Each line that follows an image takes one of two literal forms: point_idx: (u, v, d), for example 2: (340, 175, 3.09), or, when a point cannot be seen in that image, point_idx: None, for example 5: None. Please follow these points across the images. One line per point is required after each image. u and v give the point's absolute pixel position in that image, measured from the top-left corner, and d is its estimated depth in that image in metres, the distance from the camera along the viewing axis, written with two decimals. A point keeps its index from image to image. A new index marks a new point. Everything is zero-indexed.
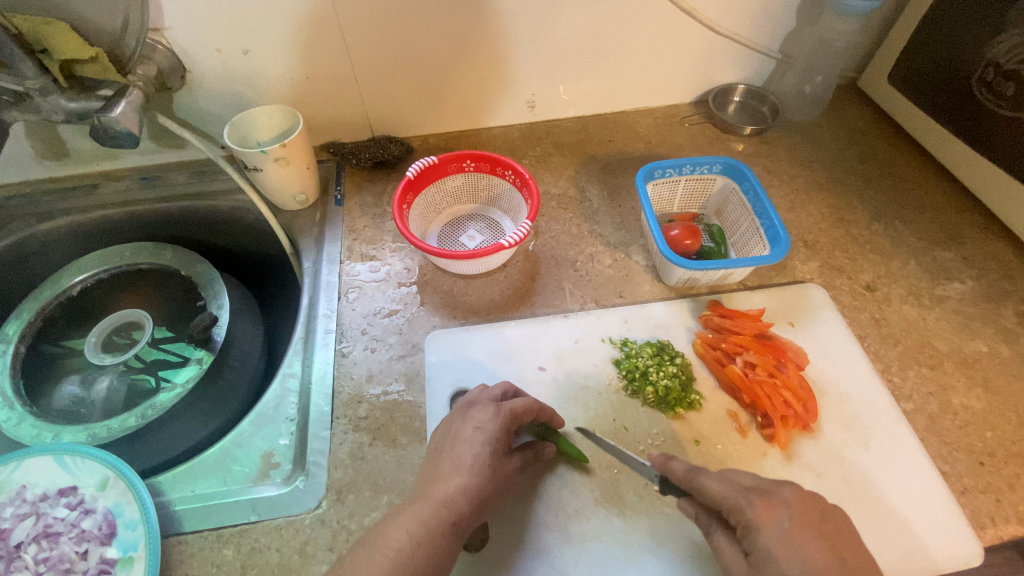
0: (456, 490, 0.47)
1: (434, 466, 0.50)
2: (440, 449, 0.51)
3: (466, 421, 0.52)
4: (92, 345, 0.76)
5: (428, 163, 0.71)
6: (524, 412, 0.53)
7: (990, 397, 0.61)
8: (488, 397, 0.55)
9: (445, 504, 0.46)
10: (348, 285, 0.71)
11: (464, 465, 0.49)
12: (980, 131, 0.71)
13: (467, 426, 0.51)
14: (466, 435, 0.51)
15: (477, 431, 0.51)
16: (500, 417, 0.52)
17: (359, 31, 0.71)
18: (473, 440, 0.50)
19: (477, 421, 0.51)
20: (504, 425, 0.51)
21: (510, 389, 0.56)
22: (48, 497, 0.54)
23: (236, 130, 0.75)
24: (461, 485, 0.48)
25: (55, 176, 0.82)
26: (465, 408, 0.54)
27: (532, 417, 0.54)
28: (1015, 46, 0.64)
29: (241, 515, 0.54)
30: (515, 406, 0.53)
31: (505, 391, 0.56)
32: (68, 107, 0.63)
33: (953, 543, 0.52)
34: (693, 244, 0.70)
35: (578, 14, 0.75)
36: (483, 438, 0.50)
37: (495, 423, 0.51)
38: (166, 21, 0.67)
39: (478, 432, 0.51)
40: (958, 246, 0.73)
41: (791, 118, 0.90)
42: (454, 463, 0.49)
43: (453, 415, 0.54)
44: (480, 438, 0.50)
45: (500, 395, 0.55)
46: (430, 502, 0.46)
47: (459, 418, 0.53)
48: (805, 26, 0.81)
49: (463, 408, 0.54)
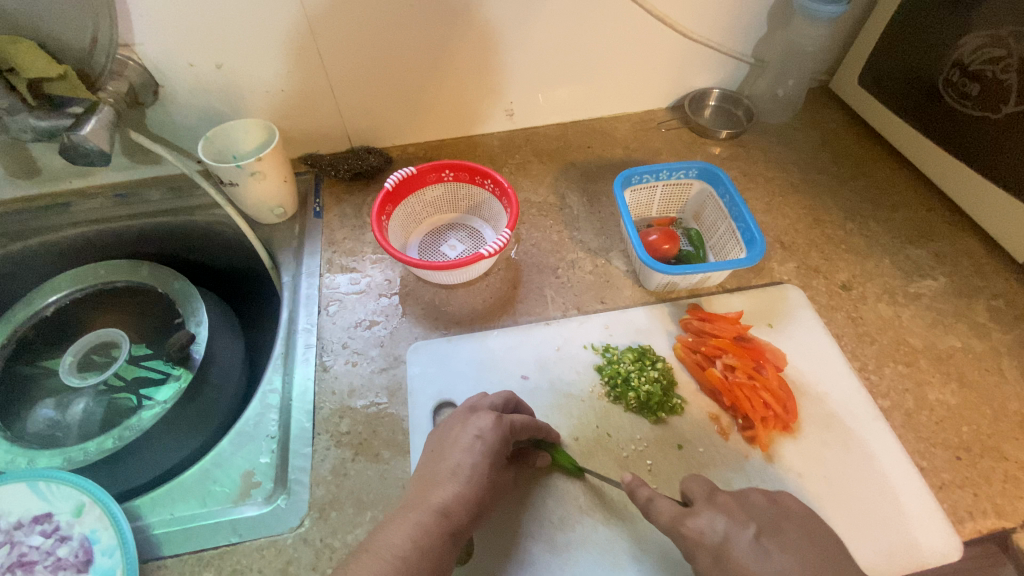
0: (452, 497, 0.47)
1: (430, 472, 0.49)
2: (438, 452, 0.51)
3: (467, 428, 0.51)
4: (66, 366, 0.74)
5: (406, 174, 0.71)
6: (523, 428, 0.52)
7: (964, 392, 0.62)
8: (488, 404, 0.54)
9: (444, 512, 0.46)
10: (328, 298, 0.70)
11: (462, 473, 0.48)
12: (947, 130, 0.72)
13: (469, 433, 0.50)
14: (465, 443, 0.50)
15: (477, 441, 0.50)
16: (501, 429, 0.51)
17: (334, 43, 0.71)
18: (472, 448, 0.49)
19: (477, 429, 0.50)
20: (505, 437, 0.51)
21: (510, 400, 0.56)
22: (23, 525, 0.53)
23: (210, 145, 0.74)
24: (458, 492, 0.47)
25: (26, 195, 0.80)
26: (465, 414, 0.53)
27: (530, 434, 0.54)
28: (978, 47, 0.66)
29: (222, 537, 0.53)
30: (515, 420, 0.52)
31: (506, 401, 0.56)
32: (37, 126, 0.62)
33: (928, 534, 0.53)
34: (671, 249, 0.71)
35: (553, 23, 0.75)
36: (481, 449, 0.49)
37: (495, 432, 0.50)
38: (137, 37, 0.66)
39: (477, 440, 0.50)
40: (930, 243, 0.75)
41: (766, 121, 0.91)
42: (450, 470, 0.48)
43: (453, 420, 0.53)
44: (479, 448, 0.49)
45: (503, 405, 0.55)
46: (429, 509, 0.46)
47: (459, 424, 0.52)
48: (776, 31, 0.83)
49: (464, 414, 0.53)
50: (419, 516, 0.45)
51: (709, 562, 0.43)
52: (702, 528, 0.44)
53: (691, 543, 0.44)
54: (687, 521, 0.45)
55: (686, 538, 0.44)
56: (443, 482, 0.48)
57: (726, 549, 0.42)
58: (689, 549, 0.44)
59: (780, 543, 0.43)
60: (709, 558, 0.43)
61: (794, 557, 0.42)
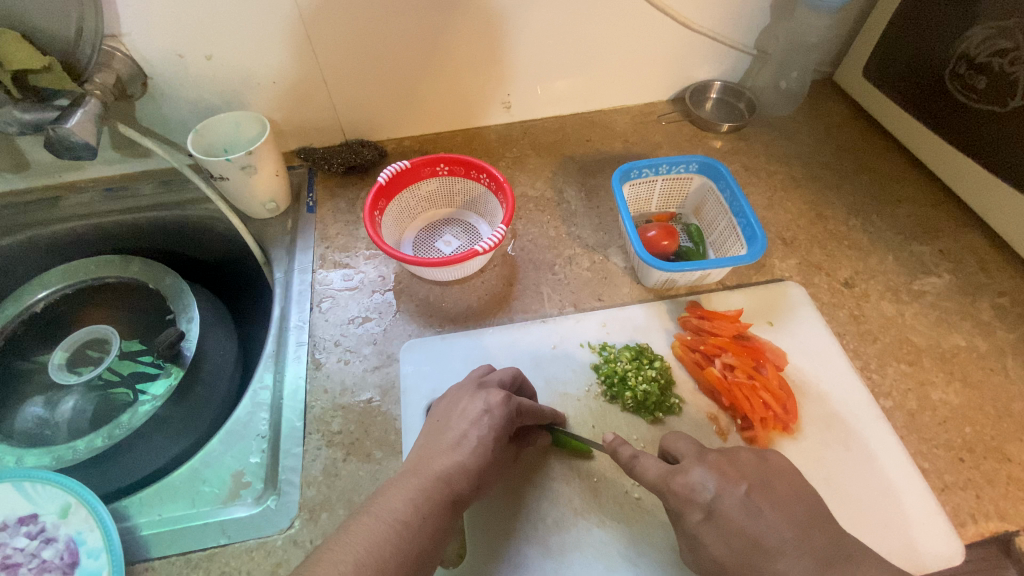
0: (454, 465, 0.46)
1: (434, 440, 0.49)
2: (443, 421, 0.51)
3: (474, 401, 0.51)
4: (56, 364, 0.72)
5: (400, 168, 0.69)
6: (529, 412, 0.52)
7: (968, 392, 0.61)
8: (498, 382, 0.54)
9: (445, 480, 0.45)
10: (321, 294, 0.69)
11: (467, 444, 0.48)
12: (954, 124, 0.71)
13: (477, 406, 0.50)
14: (473, 415, 0.50)
15: (484, 415, 0.50)
16: (509, 408, 0.50)
17: (327, 33, 0.69)
18: (480, 423, 0.49)
19: (487, 403, 0.50)
20: (512, 416, 0.50)
21: (517, 375, 0.56)
22: (8, 526, 0.52)
23: (200, 138, 0.72)
24: (460, 461, 0.47)
25: (16, 189, 0.79)
26: (473, 388, 0.53)
27: (537, 417, 0.54)
28: (986, 38, 0.64)
29: (210, 539, 0.52)
30: (523, 402, 0.52)
31: (515, 376, 0.55)
32: (21, 119, 0.62)
33: (917, 542, 0.52)
34: (671, 245, 0.70)
35: (552, 13, 0.73)
36: (489, 423, 0.49)
37: (503, 410, 0.50)
38: (124, 27, 0.64)
39: (484, 415, 0.50)
40: (934, 239, 0.73)
41: (768, 114, 0.90)
42: (454, 441, 0.48)
43: (462, 392, 0.53)
44: (487, 422, 0.49)
45: (510, 382, 0.55)
46: (430, 476, 0.45)
47: (467, 396, 0.52)
48: (779, 22, 0.81)
49: (471, 388, 0.53)
50: (419, 481, 0.45)
51: (698, 518, 0.42)
52: (691, 485, 0.43)
53: (681, 500, 0.43)
54: (675, 478, 0.44)
55: (674, 496, 0.43)
56: (446, 451, 0.48)
57: (717, 506, 0.42)
58: (678, 506, 0.43)
59: (770, 498, 0.42)
60: (699, 514, 0.42)
61: (781, 512, 0.42)
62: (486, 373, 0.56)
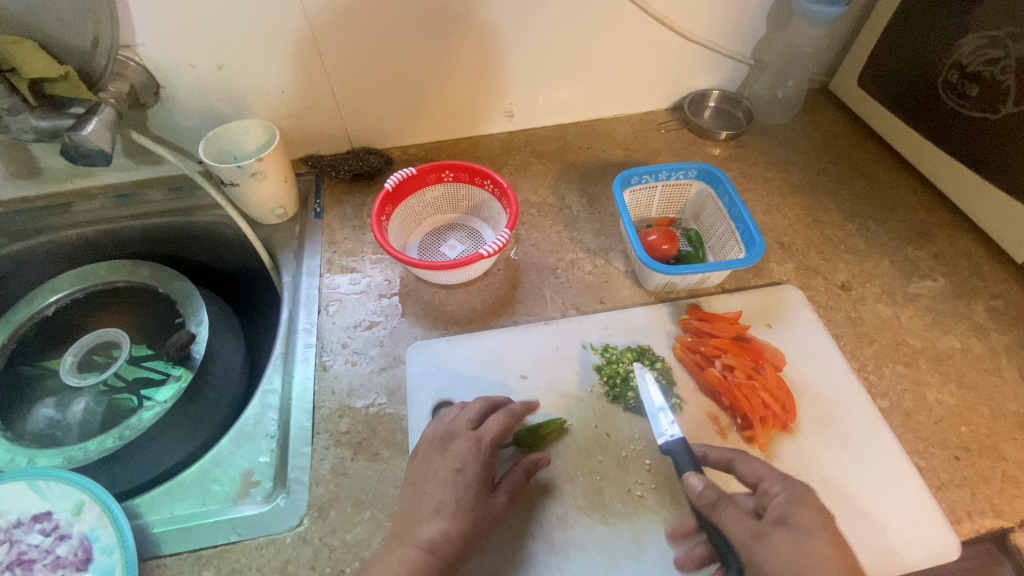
0: (439, 531, 0.47)
1: (414, 505, 0.50)
2: (419, 486, 0.51)
3: (446, 457, 0.52)
4: (67, 367, 0.74)
5: (406, 175, 0.71)
6: (499, 438, 0.54)
7: (963, 393, 0.62)
8: (464, 422, 0.55)
9: (431, 549, 0.46)
10: (328, 298, 0.71)
11: (448, 508, 0.49)
12: (946, 131, 0.73)
13: (449, 464, 0.51)
14: (445, 476, 0.51)
15: (457, 474, 0.51)
16: (479, 453, 0.52)
17: (336, 45, 0.71)
18: (454, 482, 0.50)
19: (457, 460, 0.52)
20: (484, 466, 0.52)
21: (487, 407, 0.57)
22: (23, 523, 0.53)
23: (212, 145, 0.74)
24: (444, 529, 0.48)
25: (28, 196, 0.80)
26: (443, 441, 0.54)
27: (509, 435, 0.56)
28: (976, 48, 0.66)
29: (221, 536, 0.53)
30: (490, 436, 0.54)
31: (482, 408, 0.57)
32: (38, 126, 0.63)
33: (905, 546, 0.52)
34: (671, 249, 0.71)
35: (555, 25, 0.76)
36: (463, 481, 0.51)
37: (474, 463, 0.52)
38: (138, 38, 0.66)
39: (457, 473, 0.51)
40: (929, 244, 0.75)
41: (765, 122, 0.92)
42: (433, 505, 0.49)
43: (430, 450, 0.53)
44: (460, 480, 0.51)
45: (478, 416, 0.57)
46: (419, 546, 0.46)
47: (436, 455, 0.53)
48: (776, 32, 0.83)
49: (439, 442, 0.54)
50: (406, 552, 0.46)
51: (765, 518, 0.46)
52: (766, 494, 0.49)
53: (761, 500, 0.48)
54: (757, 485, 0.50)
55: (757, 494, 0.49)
56: (430, 518, 0.48)
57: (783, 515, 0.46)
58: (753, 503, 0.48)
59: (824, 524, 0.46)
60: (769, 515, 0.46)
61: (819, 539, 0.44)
62: (455, 412, 0.57)
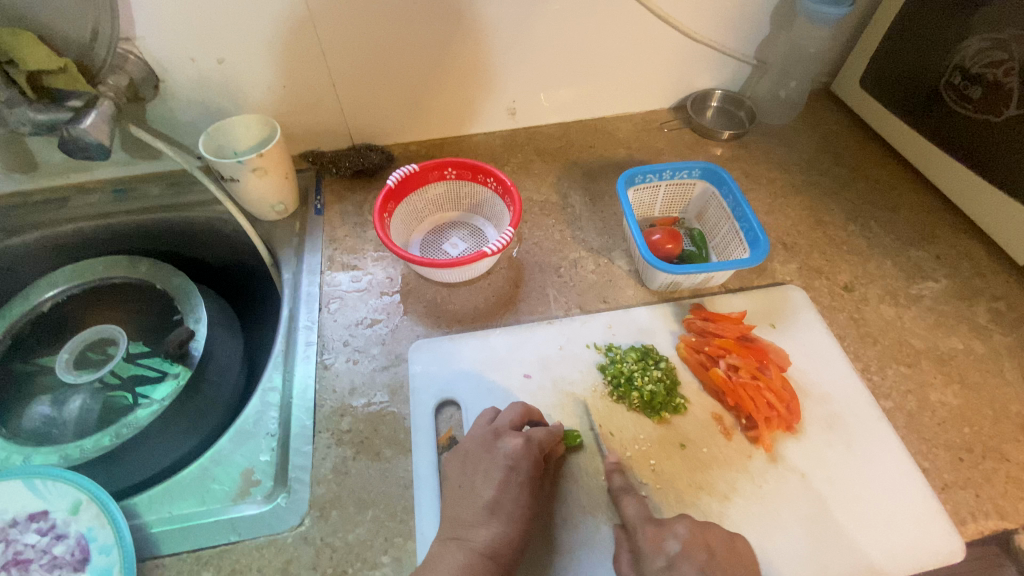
0: (496, 536, 0.48)
1: (462, 510, 0.50)
2: (467, 486, 0.51)
3: (496, 455, 0.52)
4: (64, 363, 0.73)
5: (408, 171, 0.70)
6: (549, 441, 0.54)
7: (966, 394, 0.62)
8: (509, 422, 0.54)
9: (490, 554, 0.47)
10: (329, 295, 0.70)
11: (502, 510, 0.50)
12: (948, 132, 0.73)
13: (501, 463, 0.51)
14: (500, 477, 0.51)
15: (512, 471, 0.51)
16: (531, 450, 0.53)
17: (339, 40, 0.71)
18: (510, 484, 0.51)
19: (510, 459, 0.51)
20: (535, 462, 0.52)
21: (525, 412, 0.56)
22: (18, 523, 0.52)
23: (211, 140, 0.73)
24: (501, 532, 0.48)
25: (24, 190, 0.79)
26: (490, 440, 0.53)
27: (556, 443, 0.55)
28: (979, 50, 0.66)
29: (220, 536, 0.52)
30: (541, 437, 0.54)
31: (523, 412, 0.56)
32: (35, 119, 0.62)
33: (910, 546, 0.52)
34: (675, 248, 0.71)
35: (557, 23, 0.75)
36: (518, 480, 0.51)
37: (528, 463, 0.52)
38: (138, 31, 0.65)
39: (512, 472, 0.51)
40: (931, 245, 0.75)
41: (767, 122, 0.91)
42: (489, 505, 0.50)
43: (476, 447, 0.53)
44: (515, 479, 0.51)
45: (521, 419, 0.55)
46: (475, 551, 0.47)
47: (485, 454, 0.52)
48: (778, 33, 0.83)
49: (488, 441, 0.53)
50: (464, 556, 0.47)
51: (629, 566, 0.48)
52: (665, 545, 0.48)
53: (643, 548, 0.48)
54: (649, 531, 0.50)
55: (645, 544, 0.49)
56: (484, 521, 0.49)
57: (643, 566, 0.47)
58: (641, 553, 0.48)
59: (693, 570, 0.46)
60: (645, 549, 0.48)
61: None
62: (493, 418, 0.56)
